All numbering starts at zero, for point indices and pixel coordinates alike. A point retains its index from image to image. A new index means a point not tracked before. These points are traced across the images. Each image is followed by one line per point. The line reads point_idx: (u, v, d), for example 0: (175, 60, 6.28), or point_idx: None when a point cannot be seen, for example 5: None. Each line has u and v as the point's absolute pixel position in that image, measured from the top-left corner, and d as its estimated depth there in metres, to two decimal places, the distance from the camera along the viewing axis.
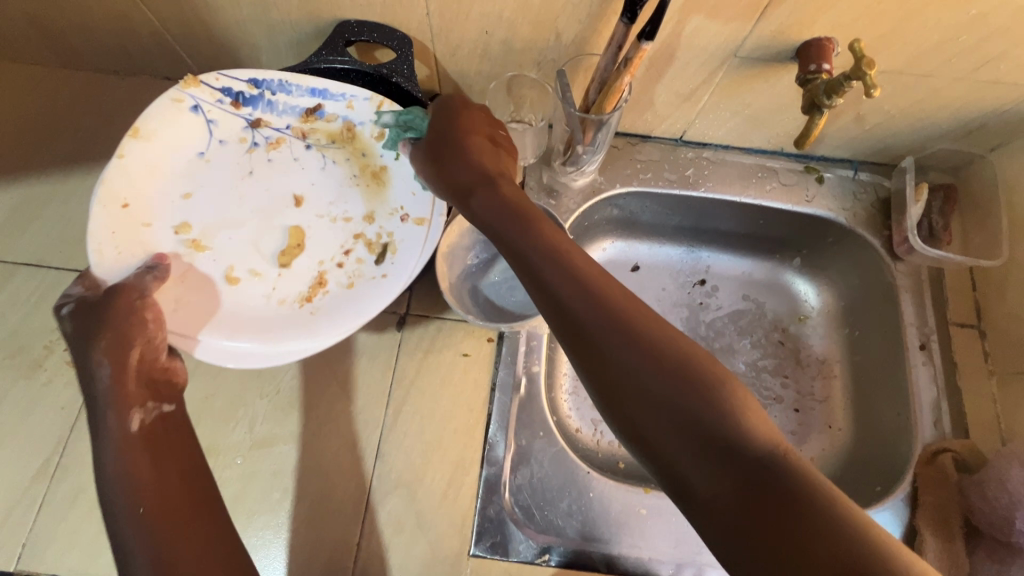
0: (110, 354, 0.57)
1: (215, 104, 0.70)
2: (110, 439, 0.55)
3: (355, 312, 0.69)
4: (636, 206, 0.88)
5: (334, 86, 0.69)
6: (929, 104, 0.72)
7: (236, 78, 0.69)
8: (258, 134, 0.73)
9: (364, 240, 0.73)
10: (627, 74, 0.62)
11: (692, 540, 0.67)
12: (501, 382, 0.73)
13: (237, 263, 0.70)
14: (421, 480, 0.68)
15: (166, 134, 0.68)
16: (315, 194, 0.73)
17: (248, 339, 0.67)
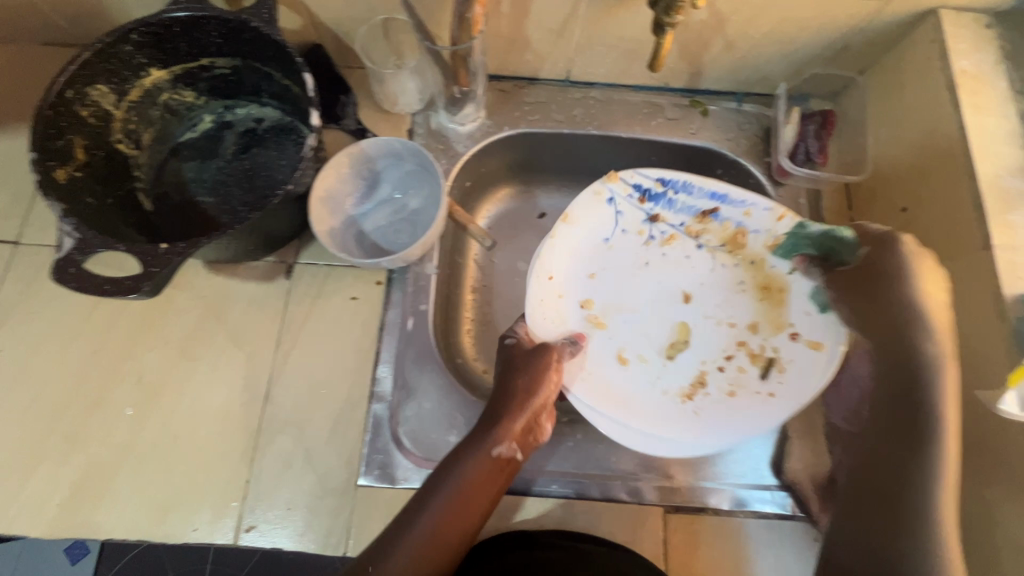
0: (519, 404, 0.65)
1: (625, 198, 0.79)
2: (478, 458, 0.62)
3: (746, 423, 0.70)
4: (529, 148, 0.89)
5: (728, 191, 0.76)
6: (790, 27, 0.74)
7: (648, 176, 0.78)
8: (654, 231, 0.80)
9: (748, 349, 0.75)
10: (478, 5, 0.64)
11: (573, 459, 0.70)
12: (390, 321, 0.75)
13: (627, 345, 0.76)
14: (310, 420, 0.70)
15: (557, 266, 0.76)
16: (703, 294, 0.78)
17: (614, 412, 0.70)
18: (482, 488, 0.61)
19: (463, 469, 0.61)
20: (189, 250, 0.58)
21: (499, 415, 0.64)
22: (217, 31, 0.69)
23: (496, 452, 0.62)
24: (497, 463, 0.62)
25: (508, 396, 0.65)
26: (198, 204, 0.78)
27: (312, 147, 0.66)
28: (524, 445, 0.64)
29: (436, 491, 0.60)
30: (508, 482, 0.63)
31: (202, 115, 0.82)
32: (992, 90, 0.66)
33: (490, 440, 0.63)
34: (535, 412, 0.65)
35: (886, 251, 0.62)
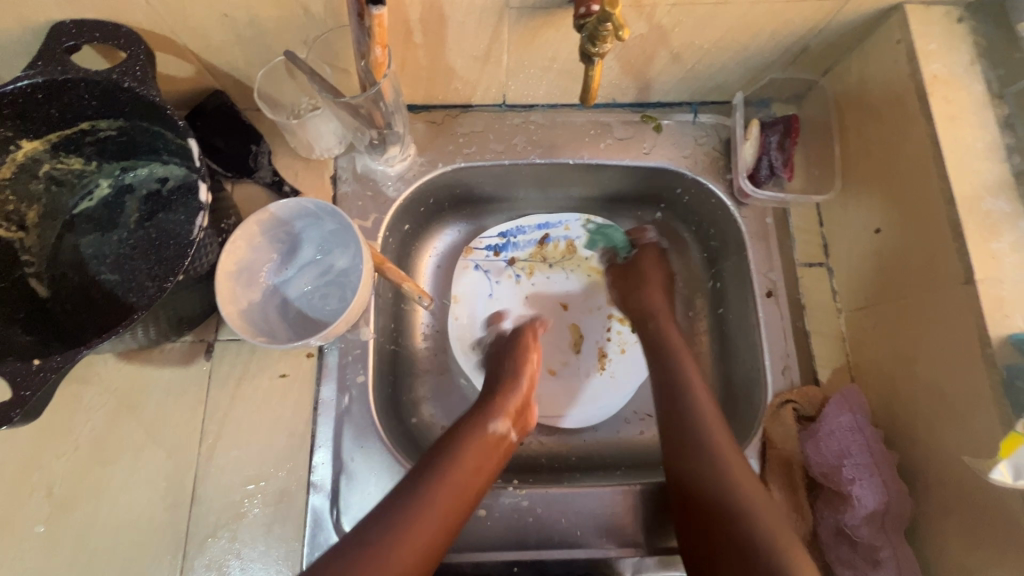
0: (511, 388, 0.70)
1: (486, 259, 0.86)
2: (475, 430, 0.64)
3: (638, 366, 0.82)
4: (470, 183, 0.81)
5: (526, 221, 0.87)
6: (741, 35, 0.66)
7: (490, 236, 0.86)
8: (513, 268, 0.86)
9: (616, 319, 0.85)
10: (378, 46, 0.55)
11: (535, 535, 0.65)
12: (325, 399, 0.67)
13: (550, 359, 0.83)
14: (243, 517, 0.63)
15: (471, 309, 0.84)
16: (573, 295, 0.86)
17: (549, 406, 0.80)
18: (485, 448, 0.63)
19: (476, 433, 0.64)
20: (67, 364, 0.51)
21: (494, 398, 0.69)
22: (87, 94, 0.60)
23: (493, 426, 0.65)
24: (491, 437, 0.64)
25: (501, 373, 0.72)
26: (101, 284, 0.70)
27: (203, 227, 0.57)
28: (516, 423, 0.68)
29: (448, 455, 0.61)
30: (504, 458, 0.65)
31: (98, 181, 0.73)
32: (967, 96, 0.59)
33: (485, 418, 0.66)
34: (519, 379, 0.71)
35: (648, 257, 0.83)
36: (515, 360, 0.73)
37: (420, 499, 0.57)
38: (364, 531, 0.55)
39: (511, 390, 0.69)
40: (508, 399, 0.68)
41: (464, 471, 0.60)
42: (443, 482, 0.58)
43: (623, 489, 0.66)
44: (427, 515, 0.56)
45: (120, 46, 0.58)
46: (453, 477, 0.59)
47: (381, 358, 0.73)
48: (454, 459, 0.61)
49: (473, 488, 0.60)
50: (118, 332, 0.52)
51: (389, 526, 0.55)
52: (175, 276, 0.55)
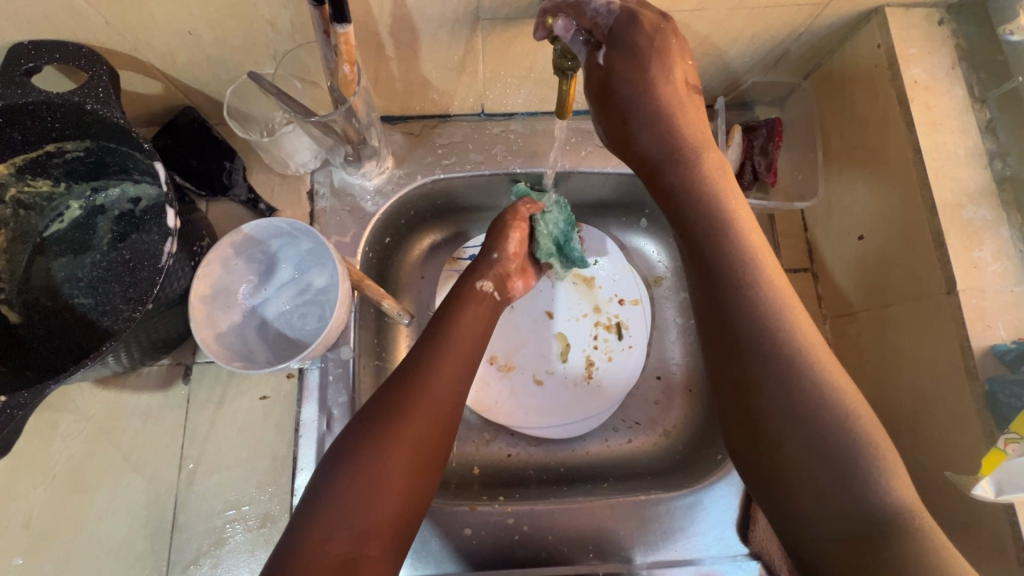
0: (497, 232, 0.73)
1: None
2: (468, 294, 0.67)
3: (625, 373, 0.80)
4: (450, 194, 0.80)
5: None
6: (720, 41, 0.64)
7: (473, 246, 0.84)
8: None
9: (602, 325, 0.82)
10: (347, 63, 0.54)
11: (522, 551, 0.65)
12: (306, 421, 0.66)
13: (536, 368, 0.81)
14: (225, 542, 0.63)
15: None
16: (559, 301, 0.83)
17: (535, 414, 0.78)
18: (472, 323, 0.64)
19: (463, 311, 0.65)
20: (36, 400, 0.50)
21: (478, 265, 0.72)
22: (49, 117, 0.57)
23: (481, 283, 0.69)
24: (477, 294, 0.68)
25: (499, 240, 0.73)
26: (74, 308, 0.68)
27: (172, 253, 0.56)
28: (500, 286, 0.72)
29: (442, 330, 0.62)
30: (493, 315, 0.69)
31: (68, 203, 0.71)
32: (949, 100, 0.58)
33: (470, 279, 0.70)
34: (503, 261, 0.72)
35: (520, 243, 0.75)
36: (496, 246, 0.72)
37: (421, 374, 0.57)
38: (376, 408, 0.54)
39: (495, 266, 0.71)
40: (494, 281, 0.71)
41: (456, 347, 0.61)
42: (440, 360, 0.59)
43: (611, 503, 0.66)
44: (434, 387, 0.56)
45: (81, 68, 0.55)
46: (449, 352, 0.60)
47: (363, 376, 0.72)
48: (445, 339, 0.61)
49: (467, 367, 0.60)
50: (87, 365, 0.51)
51: (400, 396, 0.55)
52: (144, 304, 0.54)
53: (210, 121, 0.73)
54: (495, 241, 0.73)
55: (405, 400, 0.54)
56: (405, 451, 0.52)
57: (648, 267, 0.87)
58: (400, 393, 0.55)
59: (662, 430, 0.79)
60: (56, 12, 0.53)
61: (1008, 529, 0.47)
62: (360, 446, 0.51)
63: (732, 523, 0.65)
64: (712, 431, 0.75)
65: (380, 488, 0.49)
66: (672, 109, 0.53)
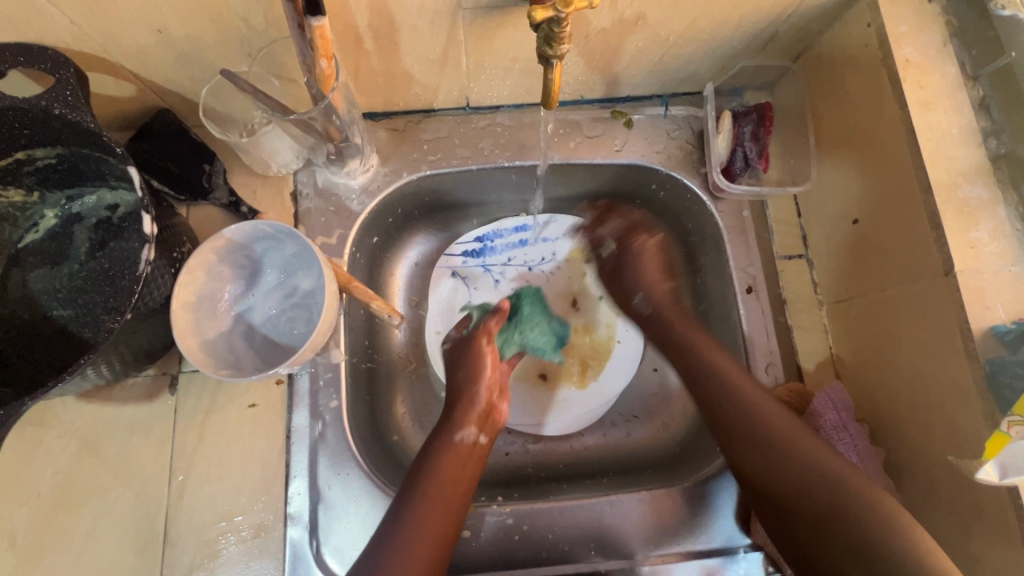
0: (475, 353, 0.70)
1: (463, 266, 0.83)
2: (450, 445, 0.62)
3: (622, 368, 0.79)
4: (437, 190, 0.78)
5: (501, 225, 0.84)
6: (707, 25, 0.63)
7: (465, 242, 0.83)
8: (492, 273, 0.83)
9: (597, 320, 0.81)
10: (323, 58, 0.52)
11: (522, 552, 0.64)
12: (297, 427, 0.65)
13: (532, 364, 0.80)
14: (217, 555, 0.61)
15: (448, 318, 0.80)
16: (554, 297, 0.83)
17: (533, 410, 0.77)
18: (469, 432, 0.64)
19: (466, 409, 0.66)
20: (11, 419, 0.48)
21: (455, 391, 0.68)
22: (16, 123, 0.55)
23: (464, 434, 0.64)
24: (462, 445, 0.63)
25: (462, 363, 0.70)
26: (52, 320, 0.65)
27: (150, 260, 0.54)
28: (485, 426, 0.66)
29: (455, 440, 0.63)
30: (477, 454, 0.63)
31: (42, 211, 0.69)
32: (941, 79, 0.56)
33: (453, 428, 0.64)
34: (480, 389, 0.67)
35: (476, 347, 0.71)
36: (466, 373, 0.69)
37: (425, 489, 0.58)
38: (387, 525, 0.56)
39: (471, 409, 0.66)
40: (477, 424, 0.65)
41: (461, 456, 0.62)
42: (443, 472, 0.60)
43: (611, 500, 0.65)
44: (441, 502, 0.58)
45: (46, 70, 0.53)
46: (455, 466, 0.61)
47: (355, 380, 0.71)
48: (449, 441, 0.63)
49: (479, 457, 0.63)
50: (64, 379, 0.49)
51: (411, 512, 0.56)
52: (123, 314, 0.52)
53: (187, 123, 0.71)
54: (469, 375, 0.68)
55: (412, 513, 0.56)
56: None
57: None
58: (407, 507, 0.57)
59: (661, 423, 0.77)
60: (16, 11, 0.51)
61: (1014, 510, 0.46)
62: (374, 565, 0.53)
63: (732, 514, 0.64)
64: None
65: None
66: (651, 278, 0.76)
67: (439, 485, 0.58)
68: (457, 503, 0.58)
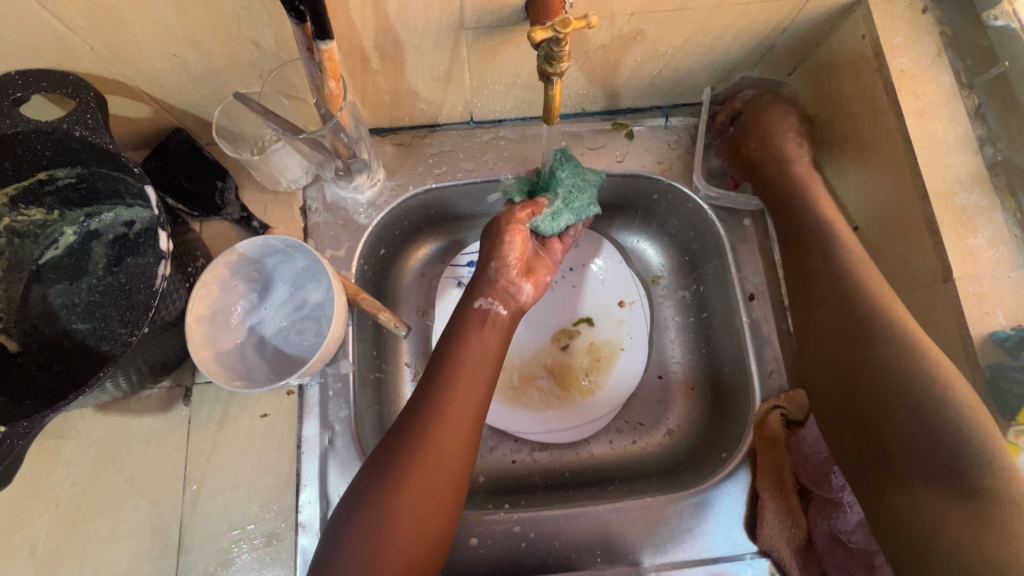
0: (494, 235, 0.68)
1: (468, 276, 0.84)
2: (471, 320, 0.64)
3: (626, 378, 0.79)
4: (443, 203, 0.80)
5: None
6: (705, 38, 0.64)
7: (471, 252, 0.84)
8: None
9: (602, 328, 0.82)
10: (332, 79, 0.54)
11: (530, 559, 0.64)
12: (308, 437, 0.66)
13: (537, 372, 0.80)
14: (230, 562, 0.63)
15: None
16: (559, 306, 0.83)
17: (540, 419, 0.78)
18: (488, 329, 0.64)
19: (462, 345, 0.62)
20: (33, 430, 0.50)
21: (478, 278, 0.68)
22: (39, 145, 0.57)
23: (477, 304, 0.65)
24: (483, 313, 0.65)
25: (495, 248, 0.68)
26: (71, 333, 0.67)
27: (166, 275, 0.56)
28: (507, 299, 0.67)
29: (475, 317, 0.65)
30: (502, 332, 0.65)
31: (62, 229, 0.71)
32: (937, 88, 0.57)
33: (467, 300, 0.66)
34: (507, 271, 0.67)
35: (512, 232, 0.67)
36: (493, 257, 0.68)
37: (415, 443, 0.55)
38: (376, 471, 0.54)
39: (494, 279, 0.67)
40: (497, 295, 0.66)
41: (459, 391, 0.59)
42: (430, 426, 0.56)
43: (617, 507, 0.66)
44: (441, 440, 0.55)
45: (67, 94, 0.55)
46: (450, 410, 0.57)
47: (364, 390, 0.72)
48: (466, 329, 0.64)
49: (501, 328, 0.65)
50: (85, 391, 0.51)
51: (399, 459, 0.54)
52: (140, 328, 0.54)
53: (200, 142, 0.73)
54: (489, 249, 0.68)
55: (401, 455, 0.54)
56: (416, 477, 0.53)
57: (644, 268, 0.85)
58: (397, 452, 0.54)
59: (667, 430, 0.78)
60: (41, 41, 0.53)
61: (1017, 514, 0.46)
62: (366, 509, 0.52)
63: (739, 522, 0.65)
64: (716, 427, 0.74)
65: (390, 532, 0.51)
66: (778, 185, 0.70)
67: (435, 426, 0.56)
68: (459, 446, 0.56)
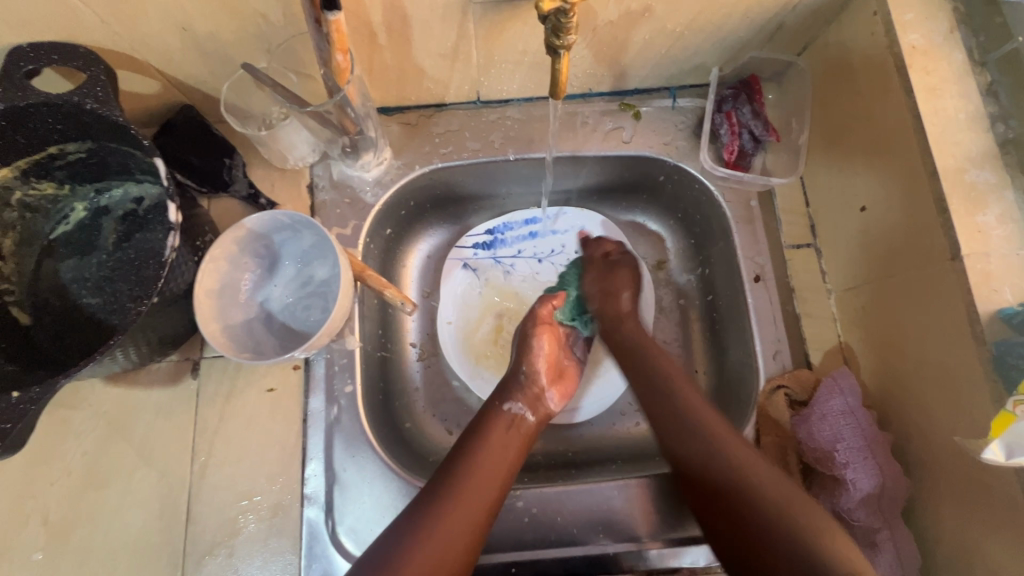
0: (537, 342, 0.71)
1: (473, 258, 0.84)
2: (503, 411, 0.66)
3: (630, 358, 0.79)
4: (448, 184, 0.80)
5: (513, 217, 0.85)
6: (714, 15, 0.64)
7: (476, 234, 0.85)
8: (503, 264, 0.85)
9: None
10: (339, 52, 0.54)
11: (532, 534, 0.65)
12: (313, 411, 0.67)
13: None
14: (237, 532, 0.64)
15: (459, 310, 0.82)
16: None
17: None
18: (512, 433, 0.64)
19: (487, 437, 0.62)
20: (46, 395, 0.51)
21: (513, 379, 0.70)
22: (50, 119, 0.58)
23: (513, 399, 0.67)
24: (510, 419, 0.65)
25: (524, 354, 0.70)
26: (82, 307, 0.68)
27: (175, 246, 0.56)
28: (534, 406, 0.67)
29: (497, 418, 0.65)
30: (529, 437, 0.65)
31: (73, 205, 0.72)
32: (948, 65, 0.57)
33: (505, 394, 0.68)
34: (536, 377, 0.69)
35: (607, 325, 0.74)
36: (523, 361, 0.70)
37: (433, 513, 0.55)
38: (375, 557, 0.52)
39: (524, 386, 0.68)
40: (525, 400, 0.67)
41: (473, 489, 0.58)
42: (453, 498, 0.56)
43: (620, 484, 0.66)
44: (443, 534, 0.54)
45: (79, 68, 0.55)
46: (469, 496, 0.57)
47: (369, 366, 0.72)
48: (498, 416, 0.65)
49: (524, 433, 0.65)
50: (96, 358, 0.52)
51: (405, 544, 0.53)
52: (150, 297, 0.54)
53: (208, 119, 0.73)
54: (519, 357, 0.71)
55: (405, 543, 0.53)
56: (424, 545, 0.53)
57: (650, 251, 0.85)
58: (403, 540, 0.53)
59: None
60: (53, 13, 0.54)
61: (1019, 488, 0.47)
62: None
63: None
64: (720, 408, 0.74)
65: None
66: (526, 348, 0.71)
67: (445, 516, 0.55)
68: (463, 540, 0.54)
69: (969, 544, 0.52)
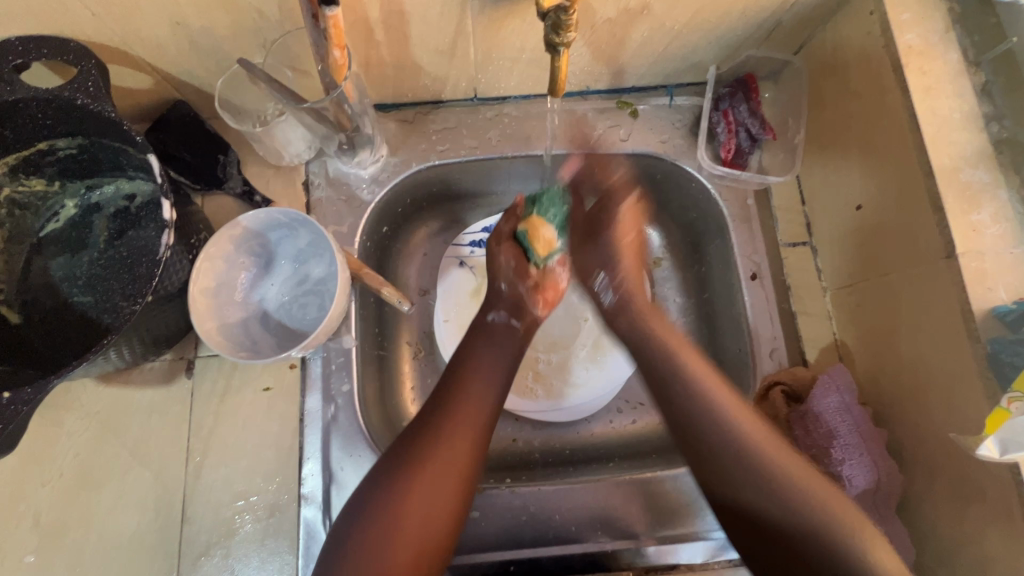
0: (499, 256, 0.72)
1: (471, 257, 0.83)
2: (480, 327, 0.67)
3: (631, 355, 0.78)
4: (445, 180, 0.79)
5: None
6: (712, 14, 0.64)
7: (474, 232, 0.83)
8: None
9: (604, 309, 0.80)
10: (336, 48, 0.53)
11: (531, 532, 0.65)
12: (310, 410, 0.66)
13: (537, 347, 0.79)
14: (234, 532, 0.63)
15: (455, 309, 0.79)
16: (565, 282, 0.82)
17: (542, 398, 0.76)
18: (501, 349, 0.66)
19: (473, 353, 0.63)
20: (38, 395, 0.50)
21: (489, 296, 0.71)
22: (41, 114, 0.57)
23: (492, 316, 0.69)
24: (494, 328, 0.68)
25: (497, 271, 0.72)
26: (73, 306, 0.67)
27: (170, 245, 0.55)
28: (516, 313, 0.70)
29: (484, 335, 0.66)
30: (514, 344, 0.67)
31: (63, 201, 0.70)
32: (943, 65, 0.57)
33: (484, 313, 0.69)
34: (516, 288, 0.71)
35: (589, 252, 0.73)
36: (499, 278, 0.71)
37: (433, 428, 0.56)
38: (384, 468, 0.54)
39: (505, 296, 0.70)
40: (508, 308, 0.70)
41: (468, 397, 0.59)
42: (449, 411, 0.57)
43: (618, 482, 0.66)
44: (447, 440, 0.55)
45: (69, 62, 0.54)
46: (463, 408, 0.57)
47: (366, 365, 0.72)
48: (480, 337, 0.66)
49: (514, 348, 0.67)
50: (88, 358, 0.51)
51: (412, 452, 0.54)
52: (144, 295, 0.53)
53: (202, 115, 0.72)
54: (492, 275, 0.72)
55: (410, 460, 0.53)
56: (428, 458, 0.53)
57: (646, 250, 0.85)
58: (410, 450, 0.54)
59: None
60: (44, 7, 0.52)
61: (1011, 483, 0.47)
62: (375, 505, 0.51)
63: None
64: None
65: (399, 530, 0.50)
66: (496, 270, 0.72)
67: (448, 425, 0.56)
68: (467, 449, 0.55)
69: (963, 539, 0.53)
